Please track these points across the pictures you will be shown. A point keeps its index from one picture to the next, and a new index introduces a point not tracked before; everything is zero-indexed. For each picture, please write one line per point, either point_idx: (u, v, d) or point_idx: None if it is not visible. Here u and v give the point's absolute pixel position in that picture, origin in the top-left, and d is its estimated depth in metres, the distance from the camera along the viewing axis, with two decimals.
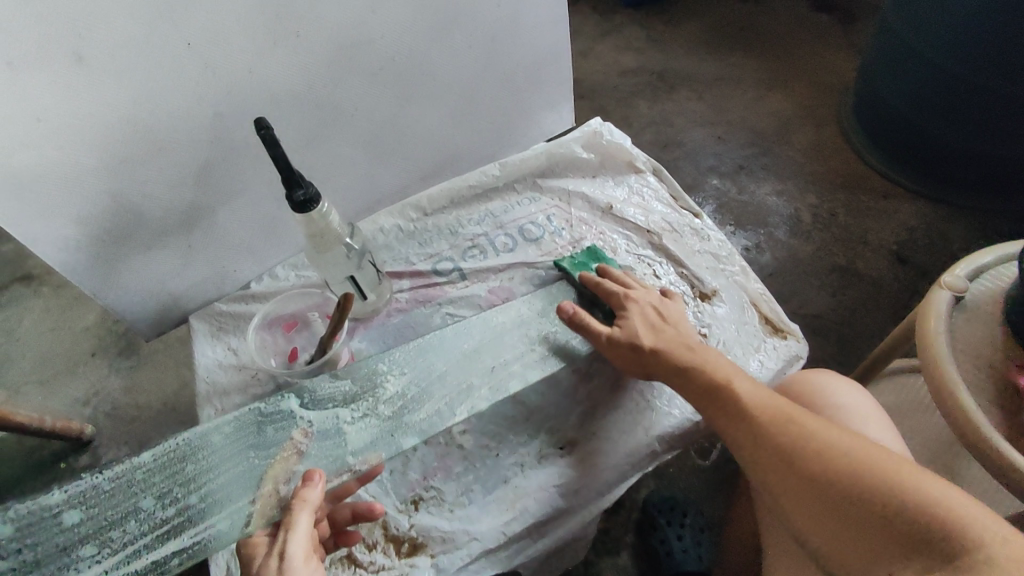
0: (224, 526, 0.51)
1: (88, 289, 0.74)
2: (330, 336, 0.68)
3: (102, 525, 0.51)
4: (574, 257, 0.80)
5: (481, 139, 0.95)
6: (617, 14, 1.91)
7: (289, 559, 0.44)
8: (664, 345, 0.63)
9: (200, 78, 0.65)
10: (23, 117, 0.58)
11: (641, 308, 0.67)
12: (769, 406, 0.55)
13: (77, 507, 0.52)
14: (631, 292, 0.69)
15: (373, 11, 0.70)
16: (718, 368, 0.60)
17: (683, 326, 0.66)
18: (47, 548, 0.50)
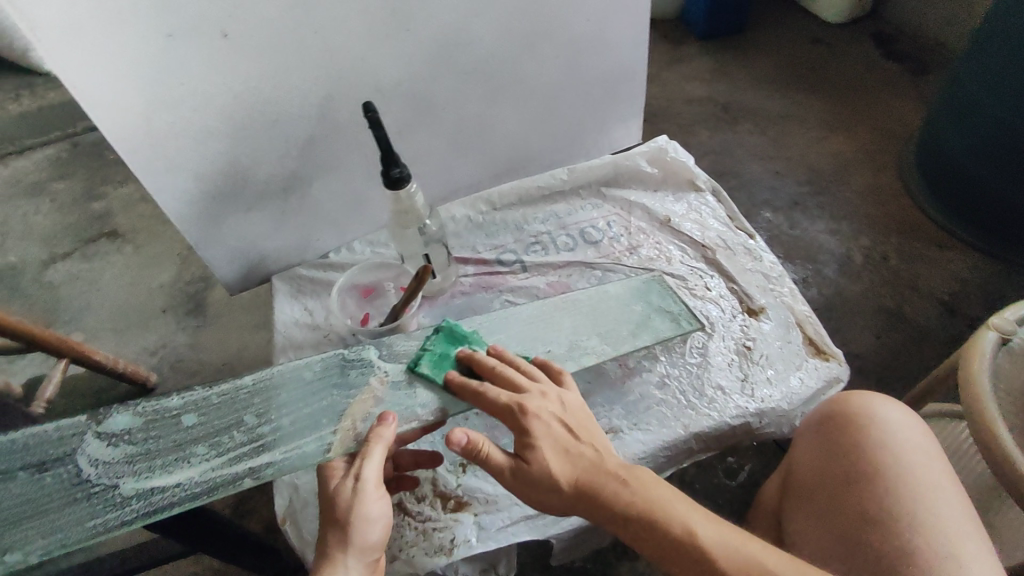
0: (314, 445, 0.58)
1: (192, 239, 0.82)
2: (403, 305, 0.75)
3: (211, 430, 0.59)
4: (428, 348, 0.67)
5: (555, 143, 1.01)
6: (687, 44, 1.97)
7: (366, 484, 0.52)
8: (587, 477, 0.56)
9: (320, 59, 0.73)
10: (167, 79, 0.67)
11: (547, 427, 0.57)
12: (747, 566, 0.50)
13: (193, 412, 0.60)
14: (526, 402, 0.59)
15: (477, 16, 0.77)
16: (667, 511, 0.53)
17: (594, 436, 0.59)
18: (166, 441, 0.57)
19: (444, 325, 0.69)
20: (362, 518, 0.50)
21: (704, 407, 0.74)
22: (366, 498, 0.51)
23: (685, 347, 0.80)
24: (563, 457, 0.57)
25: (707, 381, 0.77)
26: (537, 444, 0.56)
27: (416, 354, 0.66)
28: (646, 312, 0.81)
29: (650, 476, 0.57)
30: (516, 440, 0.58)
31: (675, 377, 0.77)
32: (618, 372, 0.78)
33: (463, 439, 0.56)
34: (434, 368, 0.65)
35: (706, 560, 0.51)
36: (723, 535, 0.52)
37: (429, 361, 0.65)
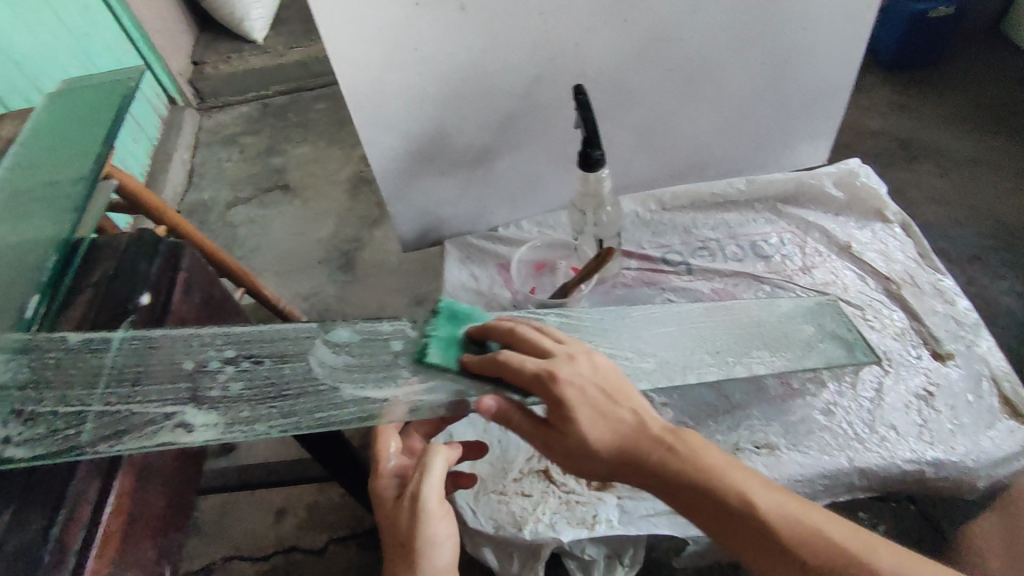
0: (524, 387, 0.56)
1: (387, 193, 0.91)
2: (575, 282, 0.77)
3: (419, 357, 0.57)
4: (432, 332, 0.58)
5: (735, 151, 1.00)
6: (867, 72, 1.84)
7: (423, 509, 0.55)
8: (629, 445, 0.51)
9: (539, 41, 0.77)
10: (406, 45, 0.74)
11: (581, 394, 0.51)
12: (815, 539, 0.47)
13: (401, 338, 0.58)
14: (556, 368, 0.52)
15: (692, 12, 0.78)
16: (727, 480, 0.50)
17: (631, 396, 0.54)
18: (380, 358, 0.56)
19: (441, 305, 0.61)
20: (426, 547, 0.55)
21: (872, 443, 0.70)
22: (426, 521, 0.55)
23: (858, 379, 0.75)
24: (603, 426, 0.51)
25: (881, 418, 0.72)
26: (575, 415, 0.51)
27: (421, 340, 0.57)
28: (819, 334, 0.76)
29: (694, 437, 0.53)
30: (548, 409, 0.52)
31: (845, 405, 0.73)
32: (780, 389, 0.74)
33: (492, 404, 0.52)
34: (444, 350, 0.57)
35: (767, 534, 0.47)
36: (780, 500, 0.49)
37: (436, 346, 0.57)
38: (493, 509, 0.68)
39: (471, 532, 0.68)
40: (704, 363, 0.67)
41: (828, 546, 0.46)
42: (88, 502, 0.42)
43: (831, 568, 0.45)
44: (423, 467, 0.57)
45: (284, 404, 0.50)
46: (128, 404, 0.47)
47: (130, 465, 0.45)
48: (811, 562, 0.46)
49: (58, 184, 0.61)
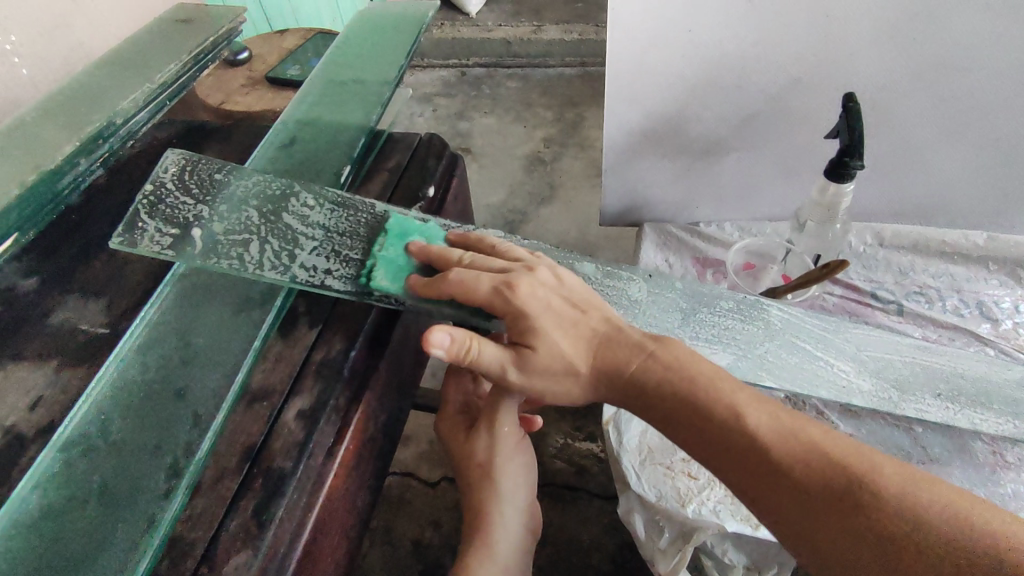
0: (731, 360, 0.60)
1: (607, 163, 0.95)
2: (788, 288, 0.77)
3: (653, 311, 0.63)
4: (380, 253, 0.51)
5: (977, 203, 0.94)
6: None
7: (500, 435, 0.60)
8: (602, 352, 0.51)
9: (812, 44, 0.76)
10: (681, 25, 0.76)
11: (544, 302, 0.50)
12: (813, 459, 0.44)
13: (640, 288, 0.64)
14: (516, 280, 0.50)
15: (992, 44, 0.73)
16: (713, 390, 0.48)
17: (599, 306, 0.53)
18: (622, 298, 0.63)
19: (394, 222, 0.54)
20: (504, 467, 0.60)
21: None
22: (502, 439, 0.60)
23: None
24: (574, 333, 0.51)
25: None
26: (538, 325, 0.49)
27: (368, 261, 0.50)
28: None
29: (679, 347, 0.51)
30: (512, 325, 0.50)
31: None
32: (992, 458, 0.66)
33: (446, 341, 0.46)
34: (391, 274, 0.50)
35: (755, 449, 0.46)
36: (776, 415, 0.47)
37: (386, 269, 0.50)
38: (658, 480, 0.69)
39: (631, 493, 0.70)
40: (922, 400, 0.65)
41: (828, 463, 0.44)
42: (372, 342, 0.49)
43: (828, 492, 0.43)
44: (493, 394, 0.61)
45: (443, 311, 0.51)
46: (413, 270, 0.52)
47: (399, 323, 0.52)
48: (806, 480, 0.44)
49: (366, 83, 0.71)
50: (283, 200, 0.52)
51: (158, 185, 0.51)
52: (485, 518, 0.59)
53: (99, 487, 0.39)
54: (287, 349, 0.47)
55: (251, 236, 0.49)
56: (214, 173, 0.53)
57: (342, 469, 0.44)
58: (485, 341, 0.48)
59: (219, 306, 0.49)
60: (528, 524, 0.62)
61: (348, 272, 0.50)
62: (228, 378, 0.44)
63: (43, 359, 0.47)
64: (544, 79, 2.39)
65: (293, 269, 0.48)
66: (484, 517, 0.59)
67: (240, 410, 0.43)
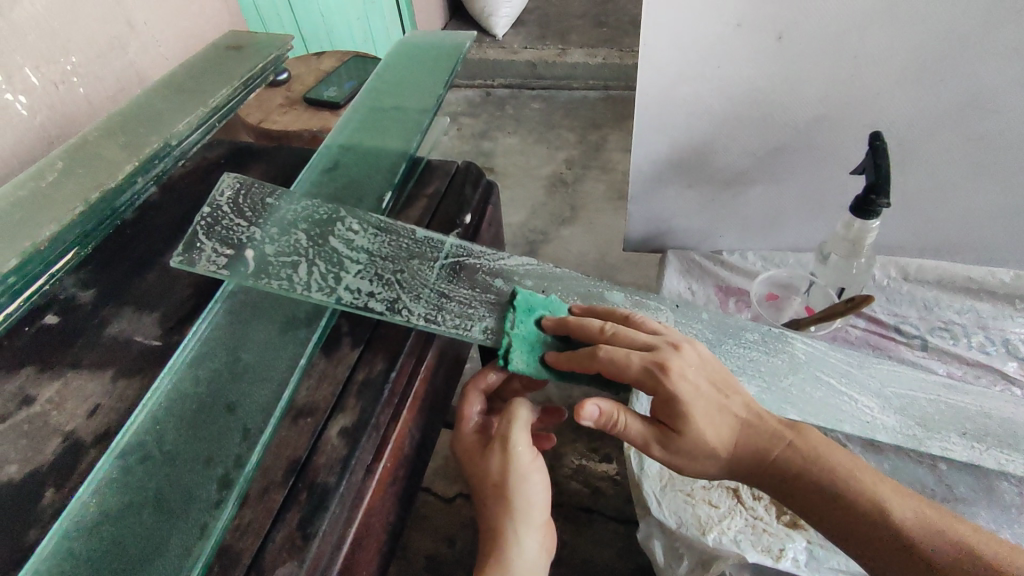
0: (756, 390, 0.61)
1: (633, 191, 0.97)
2: (811, 321, 0.78)
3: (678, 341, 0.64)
4: (514, 331, 0.53)
5: (1003, 241, 0.94)
6: None
7: (513, 451, 0.60)
8: (748, 437, 0.53)
9: (841, 82, 0.78)
10: (712, 60, 0.78)
11: (695, 387, 0.51)
12: (950, 549, 0.48)
13: (667, 319, 0.66)
14: (667, 360, 0.51)
15: (1021, 88, 0.75)
16: (848, 479, 0.52)
17: (737, 388, 0.54)
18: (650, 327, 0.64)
19: (520, 296, 0.55)
20: (519, 485, 0.60)
21: None
22: (517, 459, 0.59)
23: None
24: (724, 418, 0.52)
25: None
26: (692, 411, 0.50)
27: (505, 340, 0.52)
28: None
29: (815, 433, 0.54)
30: (663, 407, 0.52)
31: None
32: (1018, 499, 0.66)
33: (596, 414, 0.50)
34: (528, 354, 0.52)
35: (896, 540, 0.50)
36: (912, 506, 0.51)
37: (522, 349, 0.52)
38: (678, 507, 0.70)
39: (651, 519, 0.71)
40: (948, 438, 0.65)
41: (965, 555, 0.48)
42: (411, 363, 0.51)
43: None
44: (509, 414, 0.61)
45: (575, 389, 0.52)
46: (450, 295, 0.54)
47: (435, 345, 0.53)
48: (948, 572, 0.48)
49: (406, 111, 0.74)
50: (329, 225, 0.55)
51: (214, 207, 0.54)
52: (502, 537, 0.59)
53: (154, 494, 0.41)
54: (331, 368, 0.49)
55: (299, 258, 0.52)
56: (266, 197, 0.56)
57: (380, 485, 0.46)
58: (632, 414, 0.53)
59: (267, 324, 0.51)
60: (545, 543, 0.62)
61: (390, 295, 0.52)
62: (276, 394, 0.46)
63: (100, 368, 0.49)
64: (567, 101, 2.43)
65: (338, 291, 0.51)
66: (500, 536, 0.59)
67: (286, 424, 0.45)
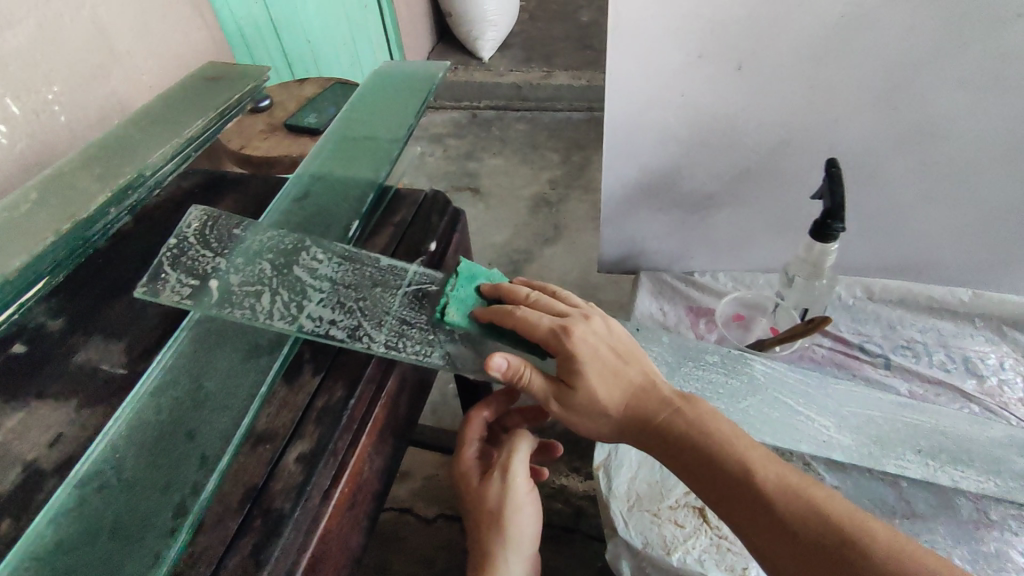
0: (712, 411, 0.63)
1: (604, 214, 0.99)
2: (774, 341, 0.80)
3: None
4: (453, 291, 0.59)
5: (962, 262, 0.97)
6: None
7: (512, 484, 0.62)
8: (637, 401, 0.55)
9: (799, 110, 0.81)
10: (675, 90, 0.81)
11: (593, 350, 0.55)
12: (809, 512, 0.47)
13: None
14: (571, 325, 0.55)
15: (969, 116, 0.78)
16: (725, 442, 0.52)
17: (639, 359, 0.57)
18: None
19: (464, 266, 0.61)
20: (515, 516, 0.62)
21: None
22: (517, 492, 0.62)
23: None
24: (614, 381, 0.55)
25: None
26: (584, 368, 0.54)
27: (442, 298, 0.58)
28: None
29: (704, 405, 0.55)
30: (562, 364, 0.55)
31: None
32: (975, 516, 0.68)
33: (503, 365, 0.51)
34: (463, 309, 0.58)
35: (758, 500, 0.49)
36: (783, 473, 0.50)
37: (457, 304, 0.58)
38: (645, 527, 0.71)
39: (619, 539, 0.72)
40: (904, 457, 0.67)
41: (820, 517, 0.47)
42: (371, 390, 0.52)
43: (822, 543, 0.46)
44: (510, 444, 0.63)
45: (490, 350, 0.56)
46: (412, 322, 0.56)
47: (396, 371, 0.55)
48: (806, 533, 0.46)
49: (377, 140, 0.76)
50: (295, 254, 0.57)
51: (181, 239, 0.56)
52: (490, 563, 0.62)
53: (112, 522, 0.42)
54: (291, 395, 0.50)
55: (263, 288, 0.53)
56: (233, 228, 0.57)
57: (336, 512, 0.47)
58: (536, 373, 0.54)
59: (230, 352, 0.52)
60: (527, 568, 0.64)
61: (351, 323, 0.53)
62: (235, 422, 0.47)
63: (65, 397, 0.50)
64: (552, 122, 2.47)
65: (300, 319, 0.52)
66: (488, 561, 0.62)
67: (244, 452, 0.46)
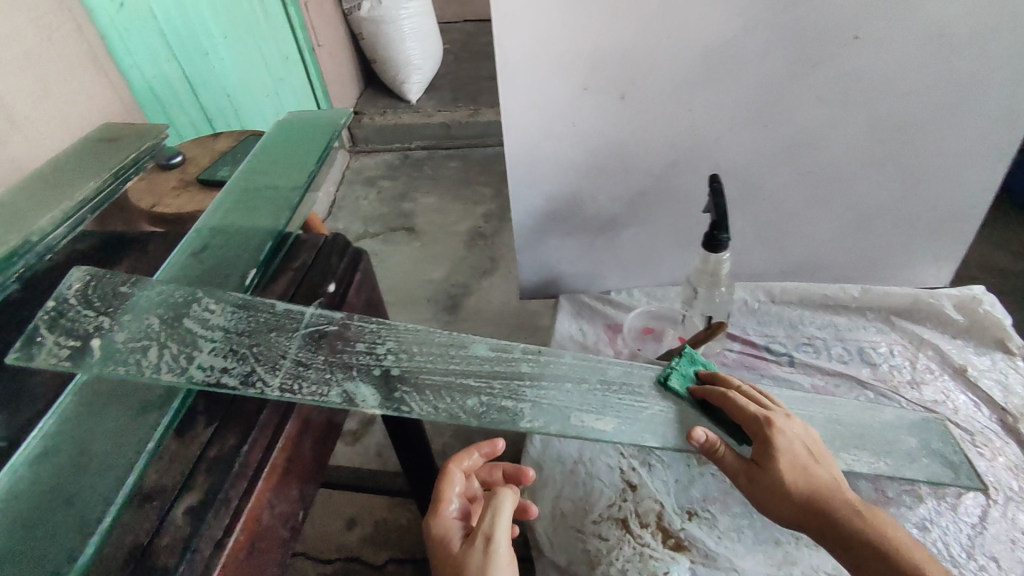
0: (614, 426, 0.62)
1: (518, 243, 1.03)
2: (680, 350, 0.84)
3: (541, 382, 0.64)
4: (675, 366, 0.70)
5: (849, 260, 1.04)
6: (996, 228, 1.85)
7: (496, 552, 0.58)
8: (822, 499, 0.59)
9: (682, 131, 0.87)
10: (566, 121, 0.86)
11: (790, 445, 0.61)
12: None
13: (531, 363, 0.65)
14: (774, 418, 0.62)
15: (830, 128, 0.85)
16: (899, 549, 0.57)
17: (831, 466, 0.62)
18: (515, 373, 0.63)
19: (686, 352, 0.74)
20: None
21: (969, 570, 0.68)
22: (498, 560, 0.58)
23: (959, 503, 0.73)
24: (806, 477, 0.59)
25: (981, 546, 0.70)
26: (781, 456, 0.60)
27: (665, 369, 0.70)
28: (925, 450, 0.74)
29: (884, 517, 0.60)
30: (759, 449, 0.61)
31: (941, 525, 0.71)
32: (875, 494, 0.74)
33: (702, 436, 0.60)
34: (682, 383, 0.69)
35: None
36: None
37: (677, 377, 0.69)
38: (570, 545, 0.73)
39: (546, 559, 0.73)
40: None
41: None
42: (266, 435, 0.52)
43: None
44: (492, 504, 0.61)
45: (389, 391, 0.57)
46: (309, 366, 0.56)
47: (296, 415, 0.55)
48: None
49: (277, 189, 0.77)
50: (185, 306, 0.57)
51: (61, 301, 0.55)
52: None
53: None
54: (182, 449, 0.50)
55: (150, 342, 0.53)
56: (120, 286, 0.57)
57: (231, 561, 0.46)
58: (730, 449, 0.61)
59: (116, 411, 0.52)
60: None
61: (244, 371, 0.54)
62: (119, 480, 0.47)
63: None
64: (482, 158, 2.54)
65: (189, 371, 0.52)
66: None
67: (131, 509, 0.46)
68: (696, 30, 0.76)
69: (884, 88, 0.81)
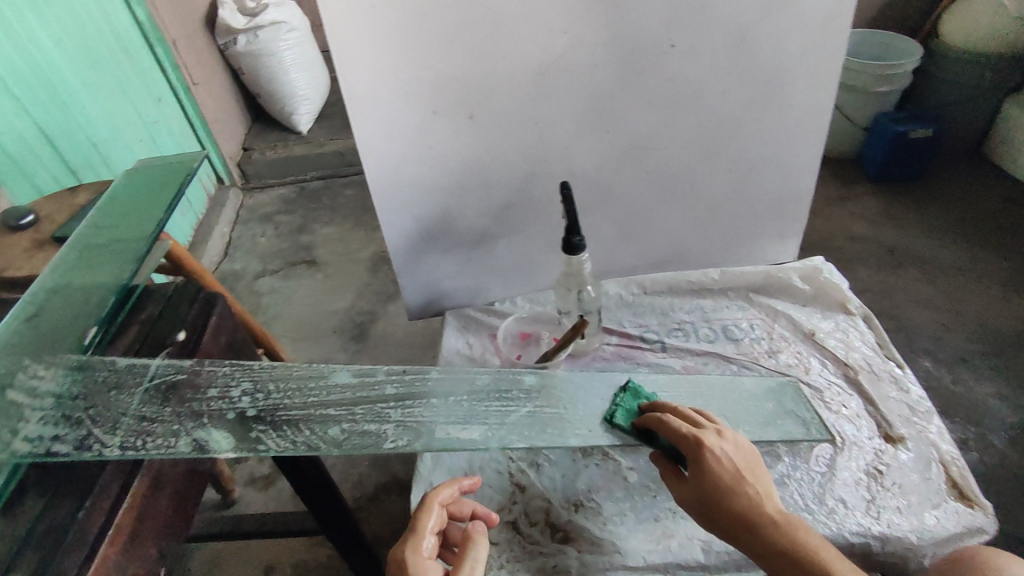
0: (481, 434, 0.64)
1: (397, 265, 1.04)
2: (554, 350, 0.88)
3: (407, 400, 0.65)
4: (620, 399, 0.73)
5: (709, 246, 1.13)
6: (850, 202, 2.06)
7: None
8: (746, 512, 0.63)
9: (535, 143, 0.91)
10: (422, 143, 0.88)
11: (721, 464, 0.65)
12: None
13: (395, 382, 0.66)
14: (705, 438, 0.66)
15: (665, 128, 0.93)
16: (814, 555, 0.62)
17: (760, 480, 0.66)
18: (380, 395, 0.65)
19: (631, 383, 0.75)
20: None
21: (822, 515, 0.75)
22: None
23: (811, 455, 0.81)
24: (733, 494, 0.64)
25: (831, 491, 0.77)
26: (709, 475, 0.64)
27: (611, 406, 0.72)
28: (778, 412, 0.82)
29: (803, 525, 0.64)
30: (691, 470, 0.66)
31: (799, 478, 0.78)
32: None
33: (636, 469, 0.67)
34: (625, 415, 0.71)
35: None
36: None
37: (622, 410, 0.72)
38: None
39: None
40: None
41: None
42: (108, 498, 0.50)
43: None
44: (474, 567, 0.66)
45: (241, 432, 0.57)
46: (155, 420, 0.55)
47: (146, 470, 0.54)
48: None
49: (122, 240, 0.74)
50: (9, 378, 0.57)
51: None
52: None
53: None
54: (11, 525, 0.48)
55: None
56: None
57: None
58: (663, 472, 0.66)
59: None
60: None
61: (77, 436, 0.53)
62: None
63: None
64: None
65: (14, 444, 0.52)
66: None
67: None
68: (527, 49, 0.81)
69: (705, 89, 0.89)
